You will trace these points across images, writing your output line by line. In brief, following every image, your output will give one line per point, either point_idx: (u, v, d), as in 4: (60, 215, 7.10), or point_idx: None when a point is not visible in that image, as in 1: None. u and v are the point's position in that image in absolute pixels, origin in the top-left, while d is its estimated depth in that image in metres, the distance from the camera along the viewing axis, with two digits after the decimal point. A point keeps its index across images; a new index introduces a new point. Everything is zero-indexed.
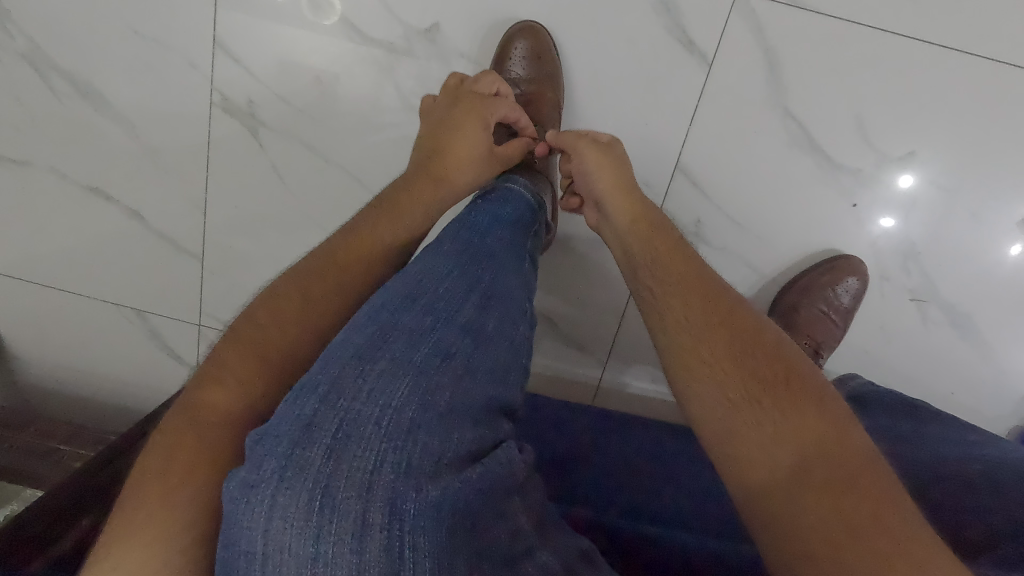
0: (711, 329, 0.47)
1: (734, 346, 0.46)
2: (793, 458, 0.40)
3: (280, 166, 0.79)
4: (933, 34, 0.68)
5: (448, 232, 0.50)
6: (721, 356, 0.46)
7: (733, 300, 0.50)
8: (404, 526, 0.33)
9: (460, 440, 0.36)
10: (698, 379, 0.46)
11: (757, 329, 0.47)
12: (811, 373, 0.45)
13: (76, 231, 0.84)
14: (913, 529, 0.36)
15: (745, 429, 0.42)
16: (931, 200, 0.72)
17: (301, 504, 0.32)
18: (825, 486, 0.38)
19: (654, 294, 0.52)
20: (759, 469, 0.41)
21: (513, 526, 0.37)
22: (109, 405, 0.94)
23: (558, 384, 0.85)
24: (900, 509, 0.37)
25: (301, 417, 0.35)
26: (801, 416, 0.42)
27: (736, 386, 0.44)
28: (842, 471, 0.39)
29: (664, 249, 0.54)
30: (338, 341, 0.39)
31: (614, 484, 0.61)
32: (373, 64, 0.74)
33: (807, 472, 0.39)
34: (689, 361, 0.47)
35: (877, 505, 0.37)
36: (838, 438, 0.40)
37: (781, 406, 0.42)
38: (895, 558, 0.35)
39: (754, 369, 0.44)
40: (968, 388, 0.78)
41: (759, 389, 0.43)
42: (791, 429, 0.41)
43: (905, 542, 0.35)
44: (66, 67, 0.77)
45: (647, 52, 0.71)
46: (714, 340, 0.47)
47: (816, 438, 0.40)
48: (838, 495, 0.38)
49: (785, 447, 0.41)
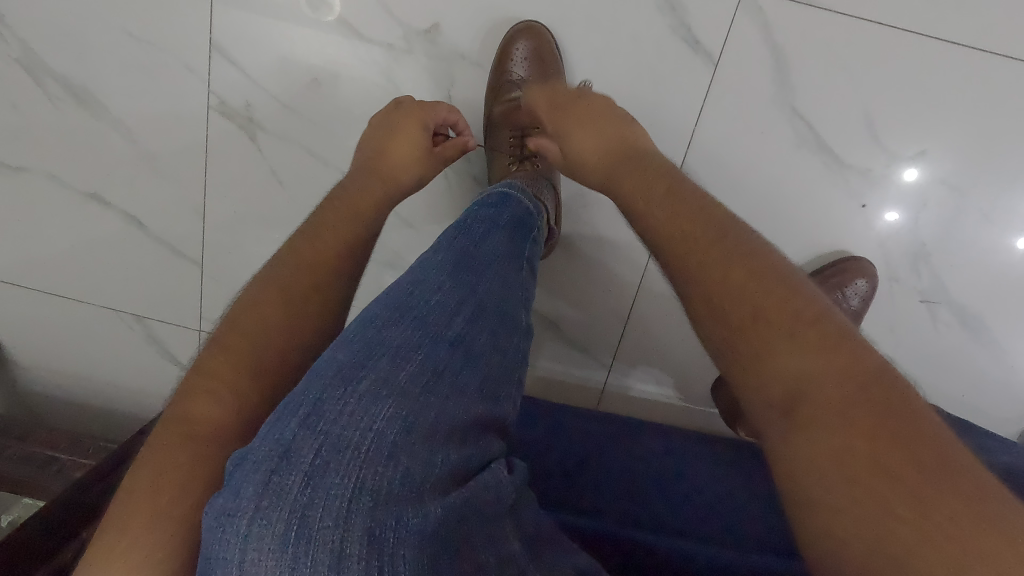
0: (692, 265, 0.43)
1: (716, 281, 0.41)
2: (780, 399, 0.36)
3: (278, 170, 0.78)
4: (946, 29, 0.66)
5: (442, 239, 0.49)
6: (704, 297, 0.41)
7: (723, 227, 0.44)
8: (384, 556, 0.32)
9: (445, 464, 0.36)
10: (686, 324, 0.42)
11: (745, 255, 0.42)
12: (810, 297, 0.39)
13: (73, 236, 0.83)
14: (967, 488, 0.30)
15: (764, 385, 0.37)
16: (942, 199, 0.71)
17: (276, 535, 0.31)
18: (820, 427, 0.33)
19: (644, 227, 0.48)
20: (751, 415, 0.37)
21: (500, 550, 0.36)
22: (109, 411, 0.93)
23: (561, 388, 0.84)
24: (913, 438, 0.32)
25: (280, 441, 0.33)
26: (790, 351, 0.36)
27: (720, 332, 0.40)
28: (891, 436, 0.32)
29: (656, 183, 0.49)
30: (323, 361, 0.38)
31: (619, 492, 0.61)
32: (371, 65, 0.73)
33: (796, 413, 0.35)
34: (676, 306, 0.43)
35: (920, 466, 0.31)
36: (835, 368, 0.35)
37: (808, 360, 0.36)
38: (945, 536, 0.29)
39: (735, 309, 0.39)
40: (978, 390, 0.76)
41: (786, 341, 0.37)
42: (780, 370, 0.36)
43: (963, 515, 0.29)
44: (61, 71, 0.76)
45: (651, 51, 0.69)
46: (696, 277, 0.42)
47: (808, 374, 0.35)
48: (835, 436, 0.33)
49: (771, 388, 0.36)
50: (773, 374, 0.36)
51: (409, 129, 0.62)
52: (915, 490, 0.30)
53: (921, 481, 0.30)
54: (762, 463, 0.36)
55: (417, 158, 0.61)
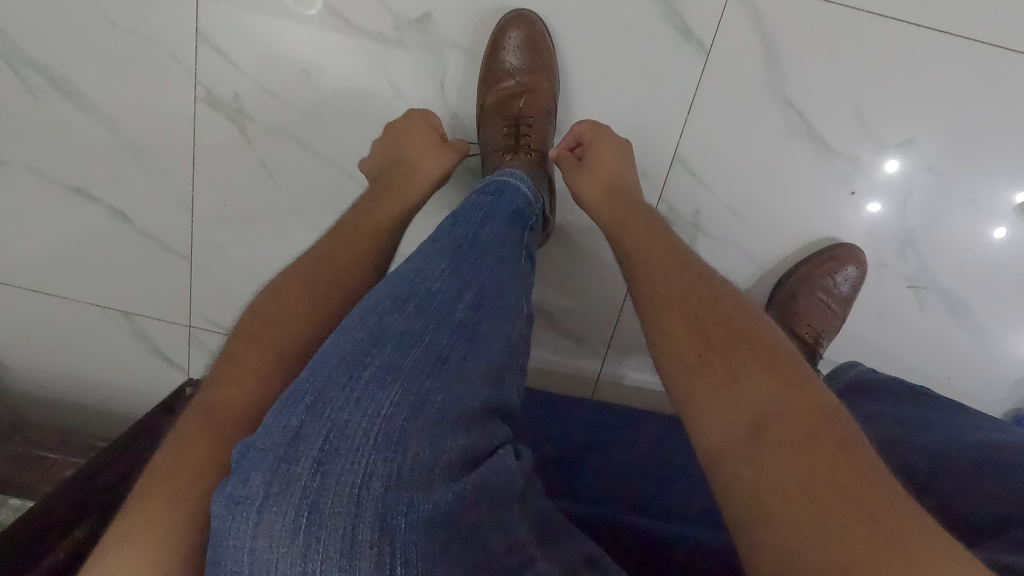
0: (677, 303, 0.49)
1: (692, 319, 0.47)
2: (747, 422, 0.40)
3: (268, 162, 0.77)
4: (932, 18, 0.67)
5: (442, 226, 0.49)
6: (683, 330, 0.47)
7: (680, 264, 0.52)
8: (394, 541, 0.32)
9: (453, 449, 0.36)
10: (664, 349, 0.47)
11: (722, 304, 0.48)
12: (774, 342, 0.45)
13: (57, 232, 0.82)
14: (870, 479, 0.36)
15: (706, 395, 0.43)
16: (928, 186, 0.72)
17: (288, 521, 0.31)
18: (780, 446, 0.38)
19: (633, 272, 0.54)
20: (716, 434, 0.41)
21: (511, 536, 0.35)
22: (96, 410, 0.91)
23: (557, 379, 0.85)
24: (860, 464, 0.37)
25: (287, 429, 0.34)
26: (756, 381, 0.42)
27: (694, 358, 0.45)
28: (804, 437, 0.38)
29: (647, 239, 0.55)
30: (326, 349, 0.38)
31: (618, 479, 0.61)
32: (363, 55, 0.72)
33: (760, 432, 0.39)
34: (656, 339, 0.48)
35: (827, 461, 0.37)
36: (793, 401, 0.40)
37: (740, 373, 0.43)
38: (850, 521, 0.34)
39: (711, 342, 0.45)
40: (966, 373, 0.78)
41: (719, 358, 0.44)
42: (745, 396, 0.41)
43: (865, 502, 0.35)
44: (41, 62, 0.74)
45: (643, 41, 0.70)
46: (676, 314, 0.48)
47: (772, 402, 0.40)
48: (792, 458, 0.37)
49: (707, 398, 0.43)
50: (718, 397, 0.42)
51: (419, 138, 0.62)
52: (860, 504, 0.34)
53: (864, 495, 0.35)
54: (724, 472, 0.40)
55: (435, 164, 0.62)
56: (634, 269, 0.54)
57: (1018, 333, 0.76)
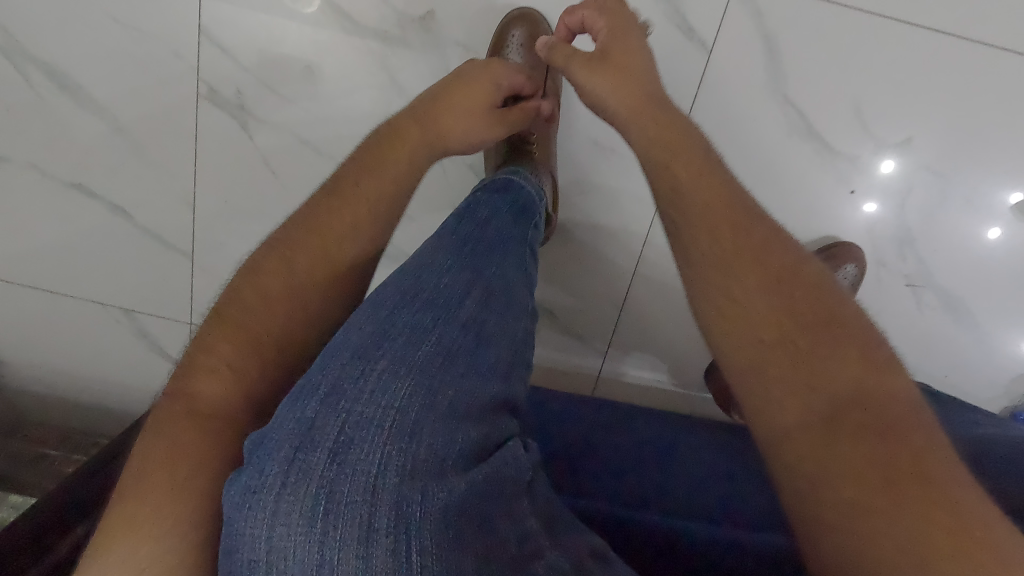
0: (744, 263, 0.44)
1: (761, 285, 0.43)
2: (825, 401, 0.38)
3: (270, 159, 0.77)
4: (931, 18, 0.68)
5: (448, 221, 0.49)
6: (753, 296, 0.42)
7: (745, 216, 0.47)
8: (410, 530, 0.32)
9: (465, 440, 0.36)
10: (728, 316, 0.43)
11: (794, 270, 0.44)
12: (848, 314, 0.42)
13: (58, 228, 0.81)
14: (949, 469, 0.35)
15: (778, 368, 0.40)
16: (927, 185, 0.72)
17: (305, 510, 0.31)
18: (859, 428, 0.36)
19: (681, 217, 0.48)
20: (788, 411, 0.39)
21: (521, 527, 0.36)
22: (96, 407, 0.91)
23: (558, 376, 0.85)
24: (937, 452, 0.36)
25: (301, 420, 0.34)
26: (834, 360, 0.39)
27: (767, 327, 0.41)
28: (884, 420, 0.36)
29: (698, 176, 0.49)
30: (337, 341, 0.38)
31: (621, 475, 0.61)
32: (366, 53, 0.72)
33: (838, 416, 0.37)
34: (716, 298, 0.44)
35: (909, 448, 0.35)
36: (872, 381, 0.38)
37: (816, 347, 0.40)
38: (933, 510, 0.33)
39: (788, 310, 0.42)
40: (963, 371, 0.79)
41: (794, 329, 0.41)
42: (823, 372, 0.39)
43: (947, 491, 0.33)
44: (42, 58, 0.74)
45: (645, 39, 0.70)
46: (746, 276, 0.43)
47: (852, 381, 0.38)
48: (872, 441, 0.35)
49: (779, 371, 0.40)
50: (792, 371, 0.39)
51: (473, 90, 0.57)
52: (943, 495, 0.33)
53: (948, 489, 0.34)
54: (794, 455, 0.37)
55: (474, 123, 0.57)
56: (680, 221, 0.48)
57: (1015, 331, 0.77)
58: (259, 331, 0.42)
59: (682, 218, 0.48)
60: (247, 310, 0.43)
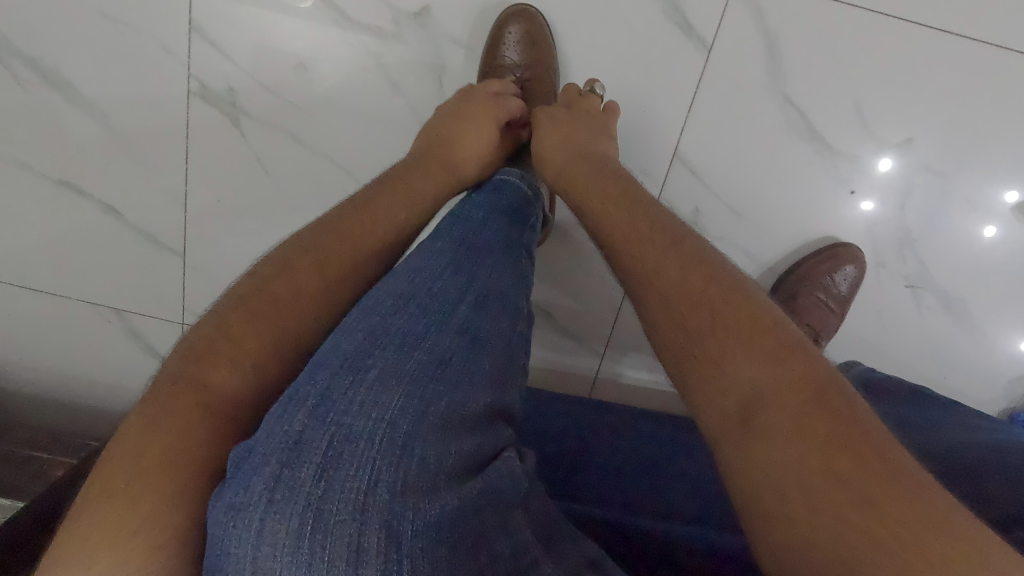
0: (663, 272, 0.45)
1: (677, 293, 0.44)
2: (735, 406, 0.37)
3: (263, 158, 0.75)
4: (933, 17, 0.67)
5: (442, 224, 0.48)
6: (672, 303, 0.44)
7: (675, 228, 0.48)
8: (401, 547, 0.31)
9: (457, 453, 0.35)
10: (656, 328, 0.44)
11: (711, 269, 0.44)
12: (769, 311, 0.41)
13: (46, 226, 0.80)
14: (874, 461, 0.33)
15: (695, 378, 0.40)
16: (927, 185, 0.72)
17: (292, 528, 0.30)
18: (770, 430, 0.35)
19: (621, 245, 0.50)
20: (706, 422, 0.39)
21: (517, 539, 0.35)
22: (86, 408, 0.90)
23: (554, 377, 0.84)
24: (862, 444, 0.33)
25: (289, 434, 0.33)
26: (741, 358, 0.38)
27: (686, 337, 0.42)
28: (794, 416, 0.35)
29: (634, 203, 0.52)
30: (326, 350, 0.37)
31: (617, 479, 0.60)
32: (360, 50, 0.71)
33: (748, 416, 0.36)
34: (651, 316, 0.45)
35: (821, 446, 0.34)
36: (782, 376, 0.37)
37: (728, 350, 0.39)
38: (849, 512, 0.31)
39: (701, 316, 0.42)
40: (961, 372, 0.78)
41: (704, 335, 0.41)
42: (733, 377, 0.38)
43: (864, 490, 0.32)
44: (29, 53, 0.73)
45: (644, 37, 0.69)
46: (666, 284, 0.45)
47: (762, 381, 0.37)
48: (781, 444, 0.34)
49: (696, 383, 0.40)
50: (705, 383, 0.39)
51: (481, 123, 0.62)
52: (859, 493, 0.32)
53: (868, 482, 0.32)
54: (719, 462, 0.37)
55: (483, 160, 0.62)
56: (621, 238, 0.50)
57: (1013, 333, 0.76)
58: None
59: (623, 238, 0.50)
60: None
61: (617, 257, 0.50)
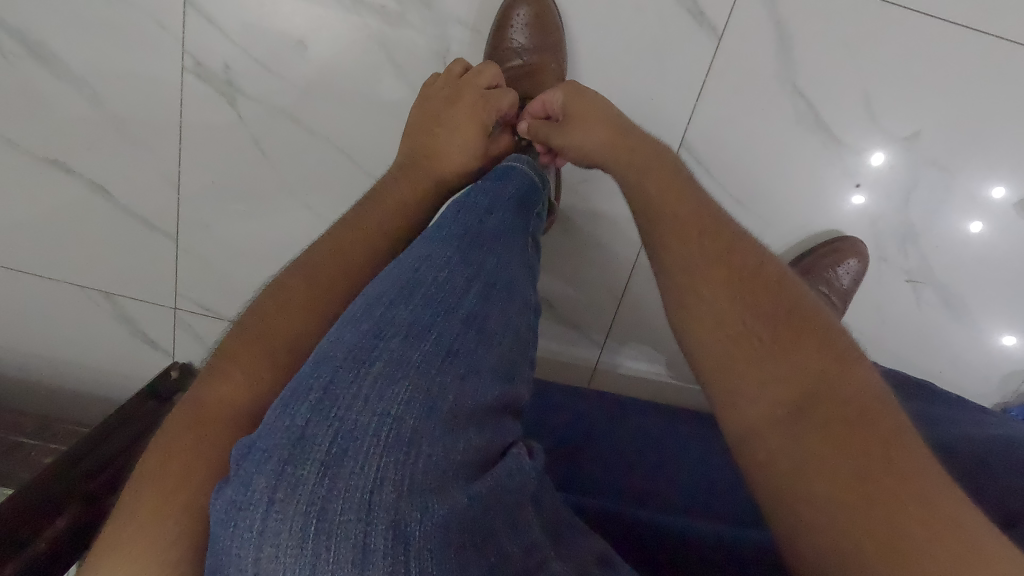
0: (708, 271, 0.46)
1: (732, 285, 0.45)
2: (792, 397, 0.39)
3: (260, 139, 0.73)
4: (946, 10, 0.66)
5: (449, 212, 0.47)
6: (720, 299, 0.45)
7: (724, 228, 0.49)
8: (409, 548, 0.30)
9: (466, 450, 0.34)
10: (699, 321, 0.45)
11: (764, 270, 0.46)
12: (820, 317, 0.44)
13: (33, 205, 0.77)
14: (919, 460, 0.35)
15: (747, 366, 0.41)
16: (932, 179, 0.71)
17: (295, 528, 0.29)
18: (825, 423, 0.37)
19: (653, 237, 0.51)
20: (758, 410, 0.40)
21: (526, 538, 0.34)
22: (72, 393, 0.88)
23: (554, 368, 0.84)
24: (910, 446, 0.36)
25: (291, 429, 0.32)
26: (798, 356, 0.40)
27: (737, 328, 0.43)
28: (851, 412, 0.37)
29: (670, 191, 0.52)
30: (331, 343, 0.36)
31: (620, 471, 0.60)
32: (362, 28, 0.69)
33: (804, 412, 0.38)
34: (691, 306, 0.46)
35: (875, 440, 0.36)
36: (839, 376, 0.39)
37: (785, 344, 0.41)
38: (903, 499, 0.33)
39: (760, 310, 0.43)
40: (957, 366, 0.79)
41: (760, 328, 0.42)
42: (791, 371, 0.40)
43: (918, 483, 0.34)
44: (14, 23, 0.70)
45: (654, 22, 0.68)
46: (714, 281, 0.46)
47: (822, 378, 0.39)
48: (838, 435, 0.36)
49: (747, 374, 0.41)
50: (762, 375, 0.41)
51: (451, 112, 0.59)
52: (914, 485, 0.33)
53: (921, 481, 0.34)
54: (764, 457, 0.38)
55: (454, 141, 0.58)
56: (659, 226, 0.51)
57: (1009, 328, 0.77)
58: (266, 331, 0.42)
59: (656, 226, 0.51)
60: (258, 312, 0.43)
61: (653, 251, 0.50)
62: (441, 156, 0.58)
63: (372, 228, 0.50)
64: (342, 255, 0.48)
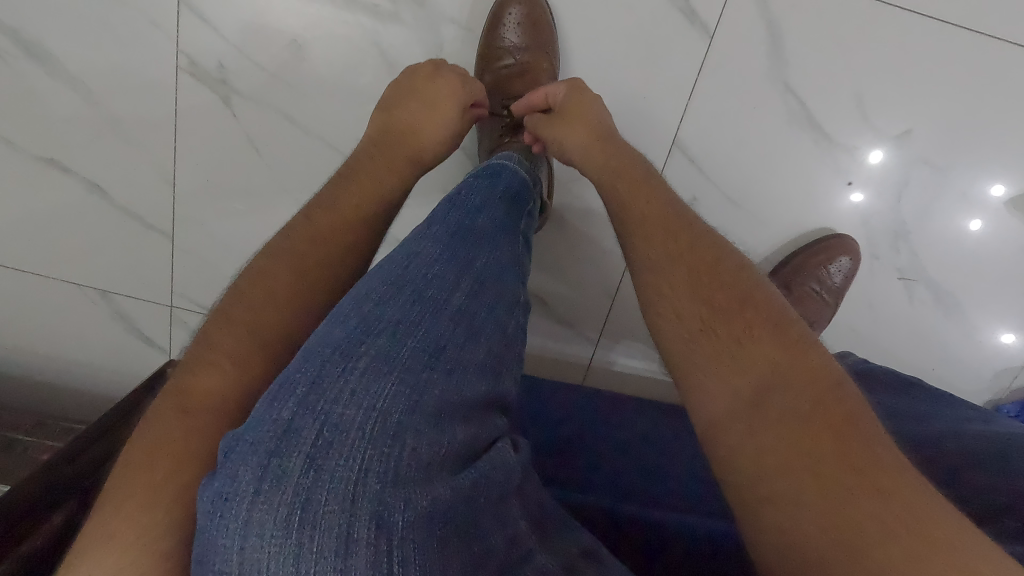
0: (674, 266, 0.47)
1: (693, 282, 0.45)
2: (750, 391, 0.39)
3: (255, 138, 0.74)
4: (937, 8, 0.66)
5: (440, 208, 0.47)
6: (682, 295, 0.45)
7: (686, 224, 0.50)
8: (393, 538, 0.31)
9: (451, 443, 0.35)
10: (664, 318, 0.45)
11: (722, 265, 0.46)
12: (778, 308, 0.44)
13: (30, 204, 0.78)
14: (875, 450, 0.35)
15: (707, 362, 0.42)
16: (925, 177, 0.72)
17: (279, 519, 0.30)
18: (783, 415, 0.37)
19: (625, 236, 0.51)
20: (718, 404, 0.40)
21: (509, 529, 0.35)
22: (68, 390, 0.89)
23: (548, 364, 0.84)
24: (867, 436, 0.36)
25: (279, 421, 0.32)
26: (756, 349, 0.41)
27: (697, 325, 0.44)
28: (806, 405, 0.37)
29: (634, 188, 0.53)
30: (320, 336, 0.37)
31: (612, 467, 0.61)
32: (355, 27, 0.69)
33: (762, 405, 0.38)
34: (655, 304, 0.46)
35: (831, 432, 0.36)
36: (796, 367, 0.39)
37: (742, 338, 0.42)
38: (858, 492, 0.33)
39: (717, 305, 0.44)
40: (950, 363, 0.79)
41: (718, 323, 0.43)
42: (750, 365, 0.40)
43: (873, 474, 0.34)
44: (9, 23, 0.70)
45: (646, 21, 0.68)
46: (676, 278, 0.46)
47: (779, 370, 0.39)
48: (797, 428, 0.37)
49: (707, 369, 0.42)
50: (723, 369, 0.41)
51: (439, 99, 0.59)
52: (868, 477, 0.34)
53: (876, 472, 0.34)
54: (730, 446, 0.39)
55: (438, 134, 0.59)
56: (630, 224, 0.51)
57: (1001, 325, 0.77)
58: (258, 329, 0.43)
59: (626, 226, 0.51)
60: (250, 311, 0.43)
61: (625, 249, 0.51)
62: (425, 150, 0.58)
63: (362, 229, 0.50)
64: (333, 254, 0.48)
